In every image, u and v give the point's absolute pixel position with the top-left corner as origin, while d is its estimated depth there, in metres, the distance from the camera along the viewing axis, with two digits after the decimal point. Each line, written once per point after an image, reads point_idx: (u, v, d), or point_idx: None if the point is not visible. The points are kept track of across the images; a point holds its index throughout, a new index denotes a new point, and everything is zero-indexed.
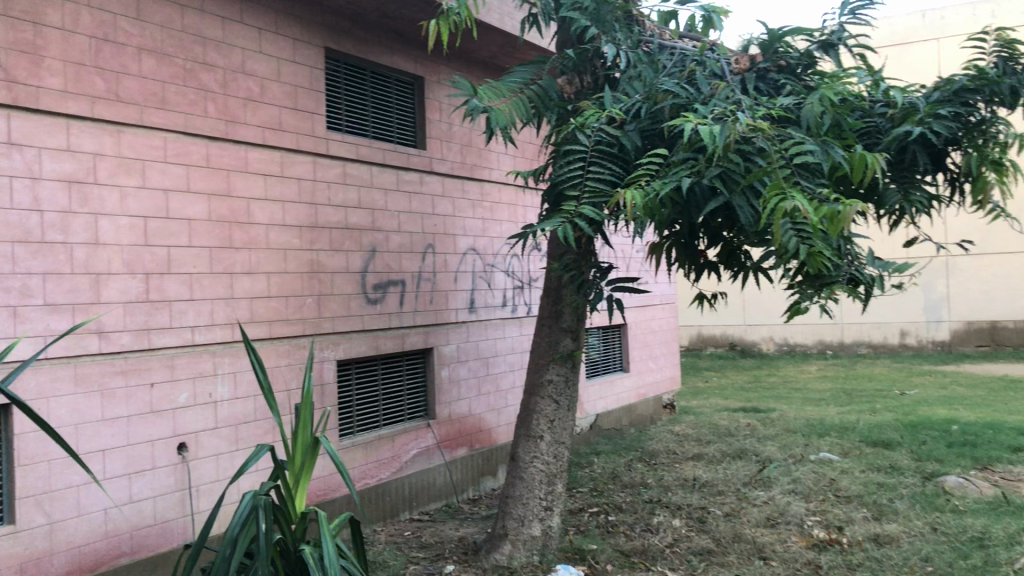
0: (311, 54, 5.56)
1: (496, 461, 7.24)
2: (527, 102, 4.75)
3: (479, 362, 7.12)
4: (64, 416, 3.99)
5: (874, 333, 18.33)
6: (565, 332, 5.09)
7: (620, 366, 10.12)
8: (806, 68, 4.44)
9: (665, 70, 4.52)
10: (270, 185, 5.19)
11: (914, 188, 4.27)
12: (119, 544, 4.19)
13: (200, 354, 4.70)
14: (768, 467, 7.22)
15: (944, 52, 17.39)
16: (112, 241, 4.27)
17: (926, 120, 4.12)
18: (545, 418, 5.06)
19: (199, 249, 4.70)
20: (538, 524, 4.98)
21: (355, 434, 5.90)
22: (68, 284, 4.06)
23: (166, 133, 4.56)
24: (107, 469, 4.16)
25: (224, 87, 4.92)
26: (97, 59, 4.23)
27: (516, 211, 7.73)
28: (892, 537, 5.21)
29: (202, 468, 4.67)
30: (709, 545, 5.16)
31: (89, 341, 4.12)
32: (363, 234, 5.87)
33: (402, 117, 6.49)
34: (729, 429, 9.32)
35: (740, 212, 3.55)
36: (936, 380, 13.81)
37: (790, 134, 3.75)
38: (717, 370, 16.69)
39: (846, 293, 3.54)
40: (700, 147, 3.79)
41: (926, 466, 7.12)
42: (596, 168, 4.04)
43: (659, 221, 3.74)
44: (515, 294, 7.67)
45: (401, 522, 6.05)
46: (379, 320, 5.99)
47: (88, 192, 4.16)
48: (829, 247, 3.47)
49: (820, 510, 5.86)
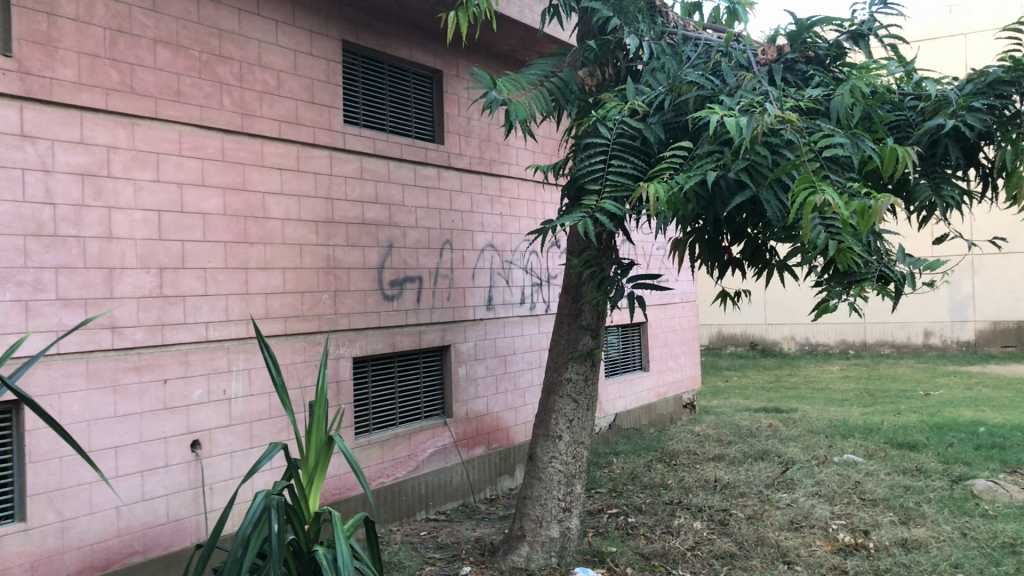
0: (328, 47, 5.49)
1: (514, 460, 7.16)
2: (547, 95, 4.64)
3: (497, 361, 7.03)
4: (76, 412, 3.97)
5: (898, 333, 18.02)
6: (584, 331, 4.99)
7: (639, 364, 9.98)
8: (835, 59, 4.23)
9: (689, 63, 4.41)
10: (286, 180, 5.14)
11: (946, 181, 4.06)
12: (131, 542, 4.16)
13: (214, 350, 4.65)
14: (790, 469, 7.07)
15: (971, 47, 17.06)
16: (126, 235, 4.23)
17: (960, 113, 3.94)
18: (564, 418, 4.96)
19: (214, 244, 4.66)
20: (557, 525, 4.90)
21: (371, 432, 5.84)
22: (81, 279, 4.03)
23: (181, 126, 4.52)
24: (119, 466, 4.13)
25: (240, 80, 4.86)
26: (112, 51, 4.19)
27: (535, 207, 7.63)
28: (921, 542, 5.04)
29: (216, 466, 4.63)
30: (731, 548, 5.03)
31: (102, 336, 4.09)
32: (380, 230, 5.81)
33: (420, 111, 6.41)
34: (750, 429, 9.16)
35: (768, 206, 3.41)
36: (961, 381, 13.51)
37: (820, 126, 3.61)
38: (737, 369, 16.50)
39: (878, 291, 3.39)
40: (726, 139, 3.66)
41: (954, 469, 6.93)
42: (618, 162, 3.93)
43: (683, 217, 3.62)
44: (533, 291, 7.56)
45: (417, 522, 6.00)
46: (396, 316, 5.93)
47: (101, 185, 4.13)
48: (860, 244, 3.32)
49: (845, 514, 5.71)
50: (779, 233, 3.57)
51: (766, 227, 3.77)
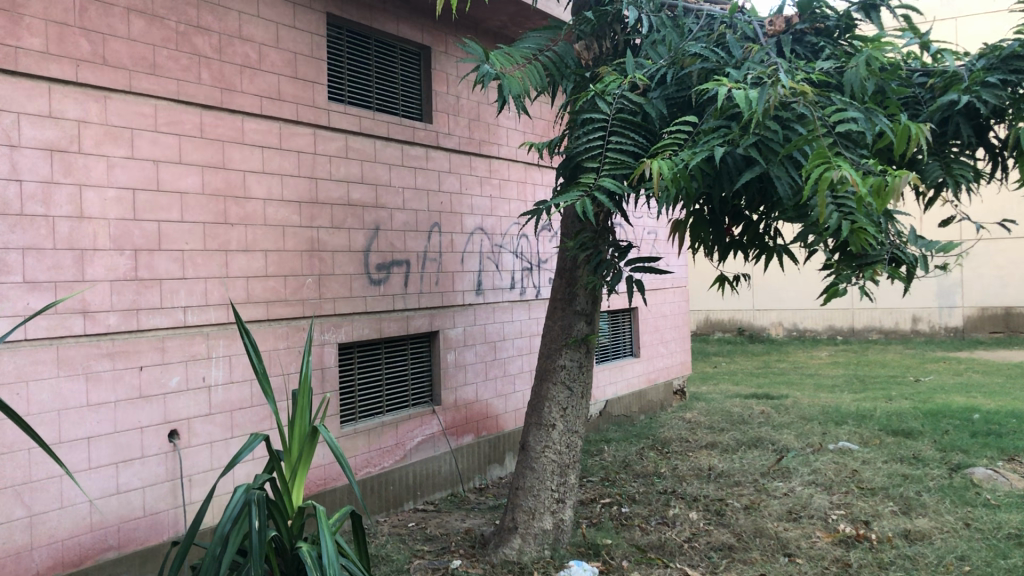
0: (313, 20, 5.23)
1: (504, 449, 7.00)
2: (541, 69, 4.42)
3: (487, 347, 6.85)
4: (46, 401, 3.74)
5: (886, 319, 18.01)
6: (579, 316, 4.81)
7: (630, 351, 9.84)
8: (844, 31, 4.07)
9: (692, 36, 4.17)
10: (268, 158, 4.90)
11: (956, 160, 3.89)
12: (106, 537, 3.95)
13: (192, 336, 4.43)
14: (786, 457, 6.96)
15: (963, 31, 17.03)
16: (98, 215, 3.98)
17: (974, 88, 3.76)
18: (557, 406, 4.78)
19: (192, 224, 4.42)
20: (550, 517, 4.73)
21: (357, 421, 5.65)
22: (50, 261, 3.79)
23: (157, 101, 4.26)
24: (92, 458, 3.91)
25: (219, 52, 4.60)
26: (82, 19, 3.92)
27: (526, 190, 7.43)
28: (924, 534, 4.94)
29: (195, 457, 4.42)
30: (730, 540, 4.90)
31: (73, 321, 3.86)
32: (367, 211, 5.58)
33: (408, 89, 6.16)
34: (742, 416, 9.05)
35: (778, 184, 3.24)
36: (951, 367, 13.48)
37: (832, 99, 3.44)
38: (726, 355, 16.45)
39: (891, 275, 3.23)
40: (733, 115, 3.49)
41: (952, 457, 6.83)
42: (618, 138, 3.73)
43: (686, 195, 3.44)
44: (524, 275, 7.37)
45: (404, 513, 5.83)
46: (383, 301, 5.72)
47: (71, 161, 3.88)
48: (874, 224, 3.16)
49: (845, 504, 5.59)
50: (788, 213, 3.39)
51: (772, 208, 3.60)
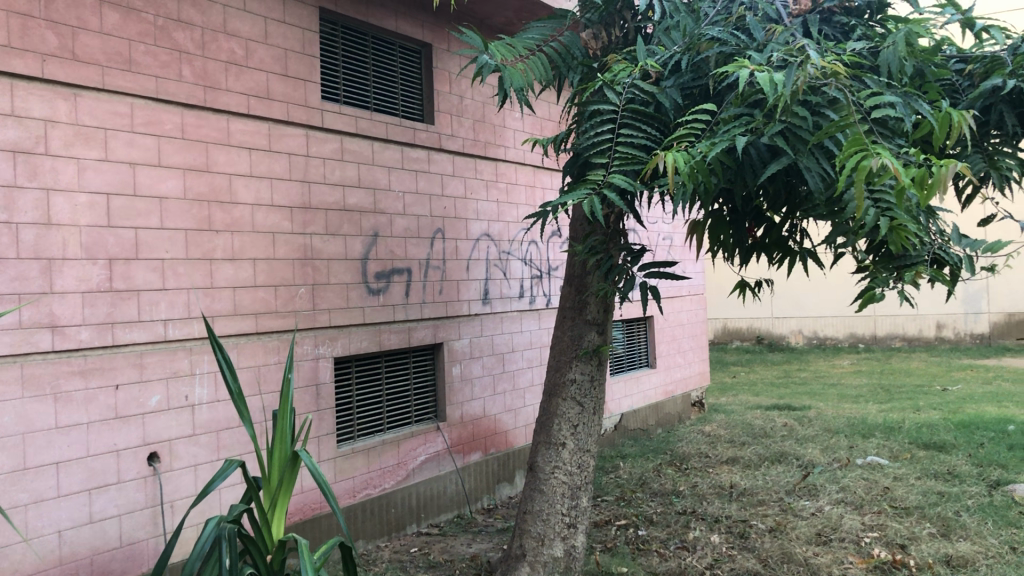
0: (304, 14, 4.97)
1: (514, 466, 6.67)
2: (546, 61, 4.08)
3: (495, 359, 6.52)
4: (9, 425, 3.47)
5: (909, 326, 17.46)
6: (589, 326, 4.49)
7: (646, 361, 9.47)
8: (875, 12, 3.78)
9: (707, 20, 3.79)
10: (256, 161, 4.62)
11: (999, 152, 3.54)
12: (77, 570, 3.66)
13: (174, 351, 4.14)
14: (811, 473, 6.55)
15: None
16: (68, 221, 3.72)
17: (1019, 72, 3.38)
18: (567, 423, 4.44)
19: (173, 231, 4.15)
20: (560, 543, 4.37)
21: (355, 440, 5.34)
22: (12, 272, 3.52)
23: (134, 99, 4.00)
24: (62, 485, 3.63)
25: (202, 48, 4.34)
26: (48, 11, 3.66)
27: (534, 193, 7.12)
28: (967, 560, 4.53)
29: (177, 481, 4.13)
30: (755, 566, 4.51)
31: (40, 336, 3.59)
32: (364, 217, 5.29)
33: (408, 89, 5.89)
34: (764, 429, 8.64)
35: (808, 176, 2.89)
36: (980, 375, 12.96)
37: (867, 82, 3.07)
38: (745, 365, 15.93)
39: (934, 278, 2.87)
40: (757, 101, 3.13)
41: (990, 472, 6.40)
42: (629, 131, 3.39)
43: (705, 191, 3.09)
44: (533, 284, 7.05)
45: (407, 537, 5.50)
46: (383, 312, 5.41)
47: (37, 163, 3.62)
48: (914, 221, 2.80)
49: (878, 525, 5.18)
50: (818, 209, 3.05)
51: (799, 205, 3.25)
